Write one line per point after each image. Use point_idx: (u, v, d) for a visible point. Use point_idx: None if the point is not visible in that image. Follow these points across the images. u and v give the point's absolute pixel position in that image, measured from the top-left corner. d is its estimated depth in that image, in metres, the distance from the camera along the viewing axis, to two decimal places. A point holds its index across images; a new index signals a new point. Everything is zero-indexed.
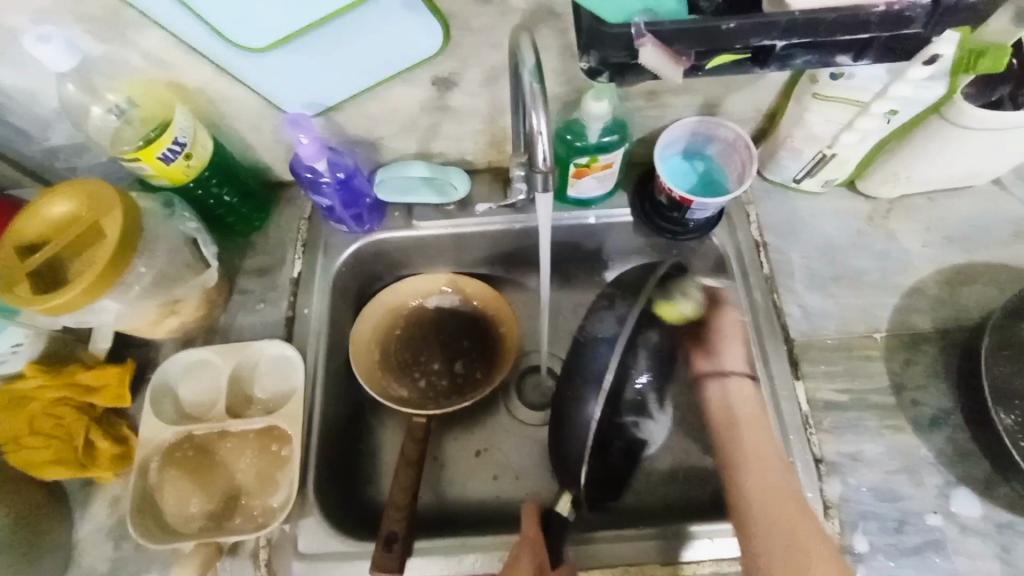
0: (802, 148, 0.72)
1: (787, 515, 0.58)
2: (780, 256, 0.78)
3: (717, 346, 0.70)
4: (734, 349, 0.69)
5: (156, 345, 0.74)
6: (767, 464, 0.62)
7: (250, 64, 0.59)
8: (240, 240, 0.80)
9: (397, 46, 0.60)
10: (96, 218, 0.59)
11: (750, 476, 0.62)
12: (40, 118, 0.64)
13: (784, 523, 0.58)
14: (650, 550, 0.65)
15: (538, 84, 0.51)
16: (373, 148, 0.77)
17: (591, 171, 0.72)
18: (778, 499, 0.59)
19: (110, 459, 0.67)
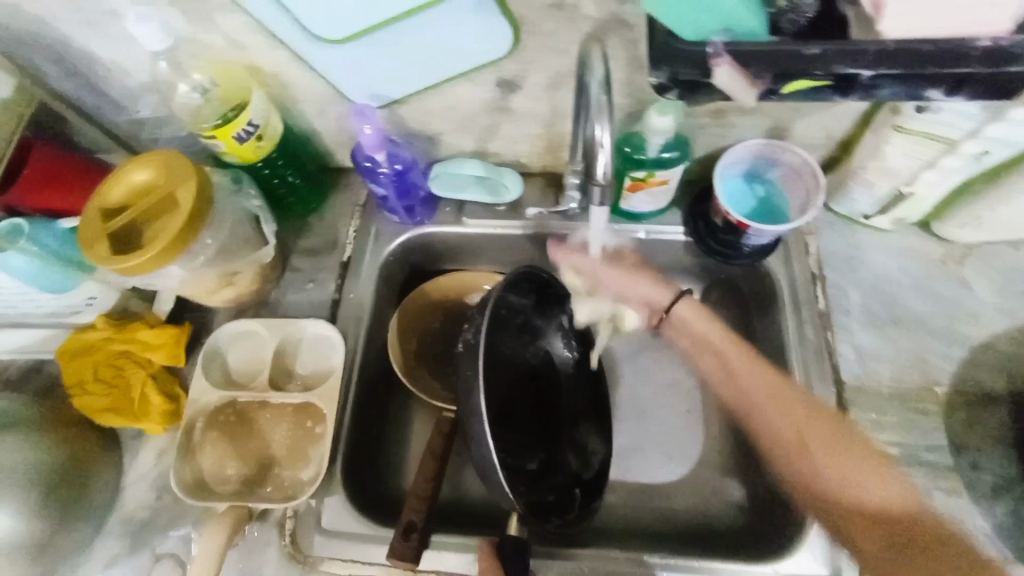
0: (874, 181, 0.68)
1: (822, 446, 0.64)
2: (838, 292, 0.74)
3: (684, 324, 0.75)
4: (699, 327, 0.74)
5: (212, 312, 0.78)
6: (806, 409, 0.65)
7: (325, 54, 0.61)
8: (297, 220, 0.83)
9: (467, 45, 0.61)
10: (172, 188, 0.63)
11: (768, 414, 0.67)
12: (133, 91, 0.69)
13: (831, 446, 0.64)
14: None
15: (605, 95, 0.50)
16: (431, 142, 0.78)
17: (648, 186, 0.71)
18: (827, 438, 0.64)
19: (161, 414, 0.71)
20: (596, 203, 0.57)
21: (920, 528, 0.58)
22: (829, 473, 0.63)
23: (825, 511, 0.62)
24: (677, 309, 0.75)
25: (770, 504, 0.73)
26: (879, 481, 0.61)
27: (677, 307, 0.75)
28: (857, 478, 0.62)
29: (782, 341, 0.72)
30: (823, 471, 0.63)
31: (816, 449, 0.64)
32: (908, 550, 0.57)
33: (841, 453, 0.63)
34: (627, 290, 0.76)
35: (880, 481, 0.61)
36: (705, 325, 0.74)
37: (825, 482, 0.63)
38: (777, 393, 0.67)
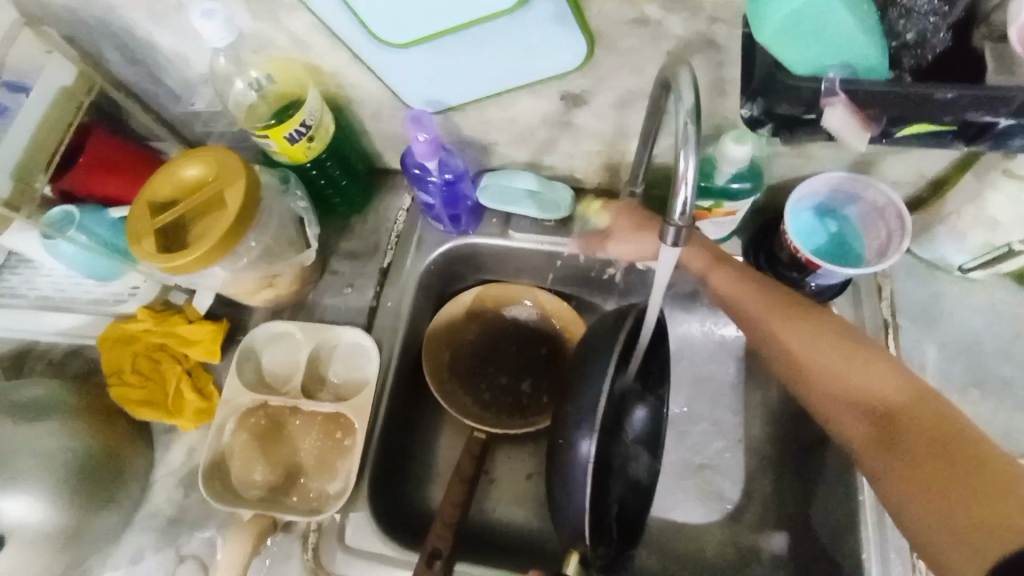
0: (968, 229, 0.62)
1: (801, 340, 0.62)
2: (913, 345, 0.68)
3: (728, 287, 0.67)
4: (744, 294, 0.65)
5: (249, 311, 0.77)
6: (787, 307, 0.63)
7: (387, 58, 0.58)
8: (340, 221, 0.81)
9: (537, 59, 0.57)
10: (222, 186, 0.61)
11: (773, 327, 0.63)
12: (189, 83, 0.68)
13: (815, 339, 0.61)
14: None
15: (694, 125, 0.44)
16: (484, 151, 0.75)
17: (713, 216, 0.66)
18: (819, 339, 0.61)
19: (194, 412, 0.71)
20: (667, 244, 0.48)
21: (932, 422, 0.53)
22: (827, 365, 0.60)
23: (833, 406, 0.59)
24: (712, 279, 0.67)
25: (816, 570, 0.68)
26: (879, 377, 0.58)
27: (712, 275, 0.67)
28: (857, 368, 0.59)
29: None
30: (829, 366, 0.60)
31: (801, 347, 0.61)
32: (921, 451, 0.52)
33: (826, 339, 0.61)
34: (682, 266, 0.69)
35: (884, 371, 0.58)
36: (750, 294, 0.65)
37: (836, 384, 0.59)
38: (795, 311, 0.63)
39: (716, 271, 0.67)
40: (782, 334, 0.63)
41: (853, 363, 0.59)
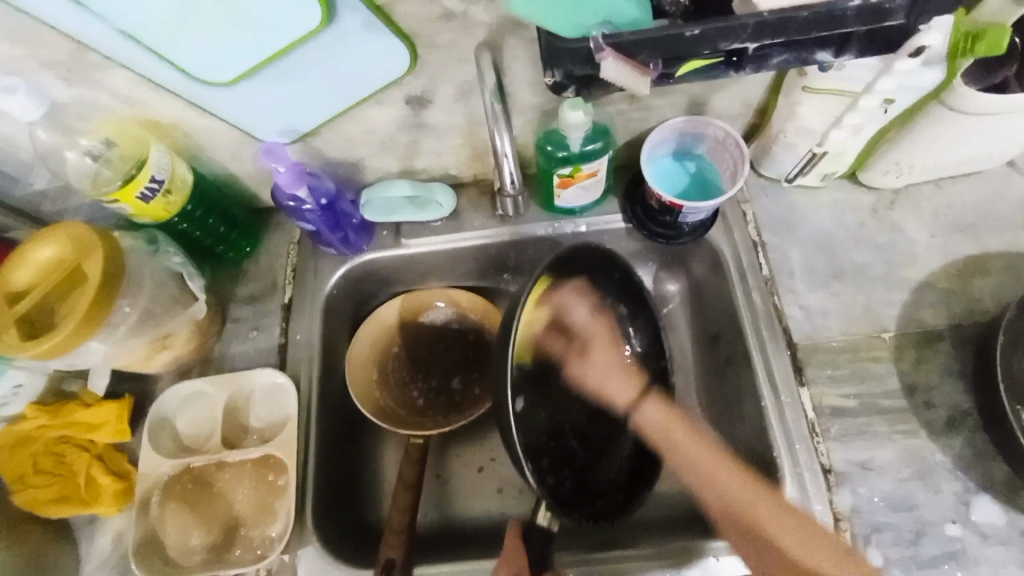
0: (795, 144, 0.69)
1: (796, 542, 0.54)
2: (780, 255, 0.75)
3: (605, 376, 0.66)
4: (604, 360, 0.67)
5: (154, 379, 0.75)
6: (704, 446, 0.60)
7: (222, 98, 0.59)
8: (230, 269, 0.80)
9: (365, 68, 0.59)
10: (79, 260, 0.59)
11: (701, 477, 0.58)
12: (25, 161, 0.65)
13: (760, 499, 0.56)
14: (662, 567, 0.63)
15: (498, 103, 0.54)
16: (355, 169, 0.76)
17: (577, 180, 0.70)
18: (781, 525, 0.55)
19: (114, 494, 0.68)
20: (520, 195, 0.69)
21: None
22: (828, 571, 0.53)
23: None
24: (646, 413, 0.64)
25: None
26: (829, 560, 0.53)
27: (594, 356, 0.67)
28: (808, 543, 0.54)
29: (733, 313, 0.73)
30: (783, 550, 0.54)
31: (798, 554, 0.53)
32: None
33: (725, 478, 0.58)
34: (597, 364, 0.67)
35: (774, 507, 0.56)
36: (688, 428, 0.61)
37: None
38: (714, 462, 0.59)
39: (645, 404, 0.64)
40: (690, 453, 0.60)
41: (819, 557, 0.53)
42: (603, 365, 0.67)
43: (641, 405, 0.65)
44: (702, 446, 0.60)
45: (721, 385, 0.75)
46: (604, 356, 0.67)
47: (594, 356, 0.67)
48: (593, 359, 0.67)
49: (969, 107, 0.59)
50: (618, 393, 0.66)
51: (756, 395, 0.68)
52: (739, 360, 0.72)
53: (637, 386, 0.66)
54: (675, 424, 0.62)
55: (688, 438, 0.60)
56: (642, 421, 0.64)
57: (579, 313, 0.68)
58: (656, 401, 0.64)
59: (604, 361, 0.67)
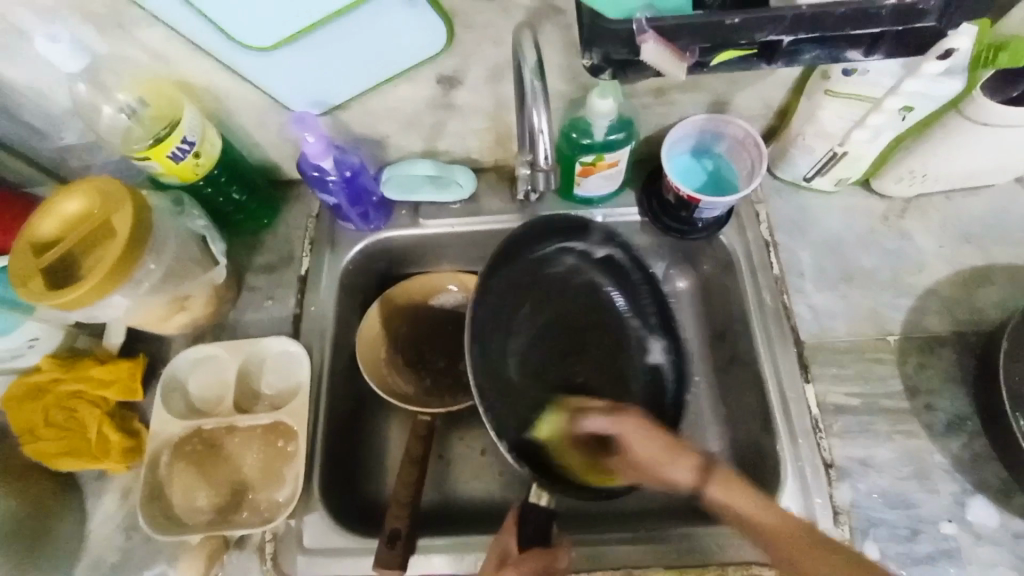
0: (813, 146, 0.70)
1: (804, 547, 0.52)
2: (791, 256, 0.76)
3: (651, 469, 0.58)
4: (669, 466, 0.57)
5: (167, 341, 0.76)
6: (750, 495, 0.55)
7: (258, 63, 0.60)
8: (248, 238, 0.81)
9: (402, 43, 0.60)
10: (108, 214, 0.60)
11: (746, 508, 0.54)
12: (57, 116, 0.66)
13: (763, 507, 0.54)
14: (656, 551, 0.64)
15: (538, 81, 0.55)
16: (379, 146, 0.77)
17: (598, 169, 0.72)
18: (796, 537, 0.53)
19: (121, 451, 0.68)
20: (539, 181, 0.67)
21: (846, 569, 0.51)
22: (776, 520, 0.54)
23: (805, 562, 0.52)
24: (708, 494, 0.56)
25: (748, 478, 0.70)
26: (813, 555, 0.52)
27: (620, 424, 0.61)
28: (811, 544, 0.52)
29: (744, 310, 0.74)
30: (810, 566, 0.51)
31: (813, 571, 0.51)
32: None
33: (749, 503, 0.55)
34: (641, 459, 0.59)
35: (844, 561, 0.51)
36: (735, 490, 0.55)
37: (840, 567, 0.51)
38: (769, 510, 0.54)
39: (713, 479, 0.56)
40: (752, 510, 0.54)
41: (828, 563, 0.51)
42: (645, 451, 0.58)
43: (702, 488, 0.56)
44: (739, 491, 0.55)
45: (725, 380, 0.77)
46: (660, 446, 0.58)
47: (654, 439, 0.59)
48: (635, 461, 0.59)
49: (986, 117, 0.61)
50: (678, 476, 0.57)
51: (762, 389, 0.70)
52: (746, 355, 0.73)
53: (694, 460, 0.57)
54: (735, 487, 0.56)
55: (724, 487, 0.56)
56: (709, 500, 0.56)
57: (597, 419, 0.63)
58: (721, 478, 0.56)
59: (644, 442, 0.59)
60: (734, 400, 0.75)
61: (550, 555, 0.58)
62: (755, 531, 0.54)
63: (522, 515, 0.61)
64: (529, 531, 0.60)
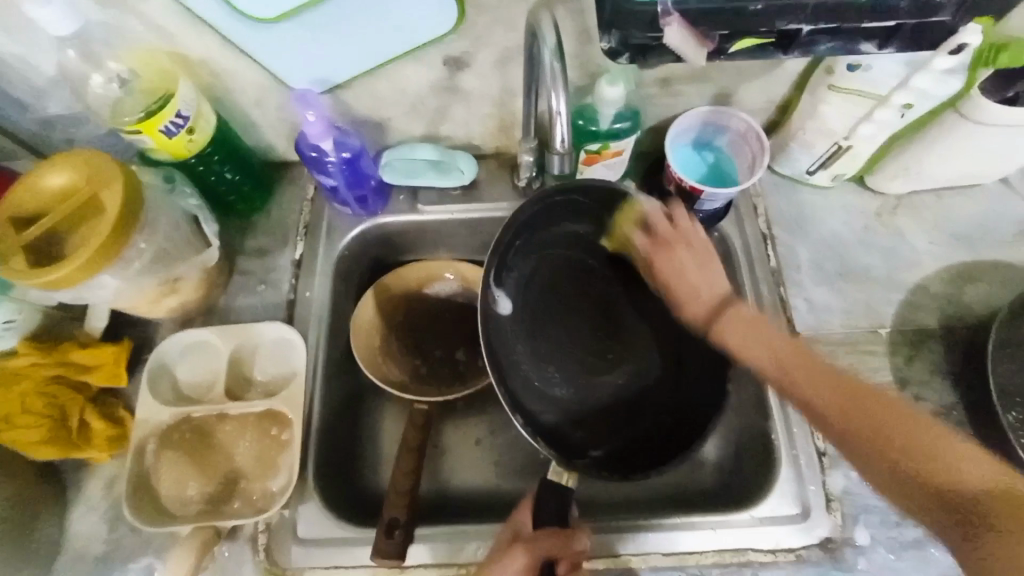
0: (813, 141, 0.71)
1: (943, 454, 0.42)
2: (788, 250, 0.77)
3: (673, 269, 0.59)
4: (673, 257, 0.59)
5: (154, 326, 0.73)
6: (838, 379, 0.48)
7: (261, 38, 0.59)
8: (240, 221, 0.78)
9: (412, 22, 0.59)
10: (95, 189, 0.57)
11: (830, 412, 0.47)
12: (40, 87, 0.63)
13: (864, 407, 0.46)
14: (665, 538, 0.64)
15: (558, 62, 0.53)
16: (379, 128, 0.75)
17: (602, 158, 0.72)
18: (903, 421, 0.44)
19: (105, 440, 0.66)
20: (557, 170, 0.64)
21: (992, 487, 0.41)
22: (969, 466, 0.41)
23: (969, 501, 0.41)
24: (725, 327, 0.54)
25: (753, 452, 0.70)
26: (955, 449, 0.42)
27: (659, 254, 0.61)
28: (900, 422, 0.44)
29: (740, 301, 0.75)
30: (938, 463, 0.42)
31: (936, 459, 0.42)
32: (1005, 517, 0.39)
33: (845, 397, 0.47)
34: (673, 283, 0.59)
35: (960, 443, 0.43)
36: (795, 353, 0.51)
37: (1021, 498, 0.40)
38: (860, 395, 0.46)
39: (726, 314, 0.55)
40: (827, 399, 0.47)
41: (933, 437, 0.43)
42: (668, 271, 0.59)
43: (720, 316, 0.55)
44: (790, 352, 0.51)
45: None
46: (678, 262, 0.59)
47: (676, 253, 0.59)
48: (658, 240, 0.61)
49: (983, 116, 0.62)
50: (690, 299, 0.57)
51: (758, 380, 0.71)
52: None
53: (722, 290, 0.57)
54: (780, 344, 0.52)
55: (811, 375, 0.49)
56: (721, 331, 0.54)
57: (638, 237, 0.64)
58: (733, 309, 0.55)
59: (665, 261, 0.60)
60: None
61: (564, 536, 0.57)
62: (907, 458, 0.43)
63: (541, 493, 0.60)
64: (546, 511, 0.59)
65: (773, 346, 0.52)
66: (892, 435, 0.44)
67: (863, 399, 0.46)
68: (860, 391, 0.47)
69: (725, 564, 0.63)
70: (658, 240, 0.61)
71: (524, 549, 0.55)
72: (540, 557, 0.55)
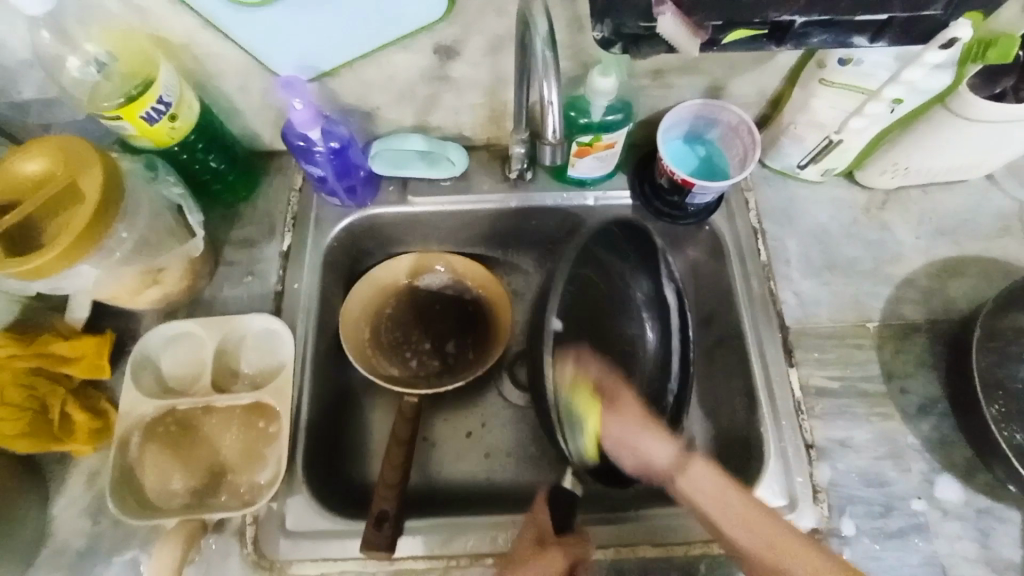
0: (804, 135, 0.71)
1: (793, 556, 0.52)
2: (778, 244, 0.78)
3: (636, 448, 0.60)
4: (622, 426, 0.61)
5: (137, 317, 0.71)
6: (746, 503, 0.55)
7: (248, 22, 0.57)
8: (225, 211, 0.76)
9: (401, 7, 0.58)
10: (73, 175, 0.56)
11: (752, 543, 0.54)
12: (16, 69, 0.61)
13: (762, 521, 0.55)
14: (651, 530, 0.65)
15: (550, 51, 0.53)
16: (368, 118, 0.74)
17: (594, 150, 0.71)
18: (780, 536, 0.53)
19: (87, 433, 0.64)
20: (547, 161, 0.64)
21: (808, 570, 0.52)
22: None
23: None
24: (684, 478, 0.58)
25: (738, 449, 0.72)
26: (806, 561, 0.52)
27: (617, 412, 0.62)
28: (776, 545, 0.53)
29: (731, 295, 0.75)
30: (757, 542, 0.54)
31: (790, 560, 0.52)
32: None
33: (778, 530, 0.54)
34: (626, 437, 0.61)
35: (814, 562, 0.52)
36: (716, 484, 0.57)
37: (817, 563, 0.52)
38: (749, 512, 0.55)
39: (689, 462, 0.58)
40: (738, 507, 0.55)
41: (794, 545, 0.53)
42: (618, 430, 0.61)
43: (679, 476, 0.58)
44: (716, 488, 0.57)
45: (709, 364, 0.78)
46: (642, 416, 0.61)
47: (635, 406, 0.62)
48: (621, 416, 0.61)
49: (971, 112, 0.63)
50: (655, 452, 0.60)
51: (748, 374, 0.72)
52: (734, 340, 0.74)
53: (674, 440, 0.60)
54: (731, 492, 0.56)
55: (738, 498, 0.56)
56: (689, 484, 0.58)
57: (591, 372, 0.63)
58: (700, 458, 0.58)
59: (620, 424, 0.61)
60: (716, 382, 0.77)
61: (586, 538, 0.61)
62: (786, 563, 0.52)
63: (555, 499, 0.63)
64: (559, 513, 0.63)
65: (723, 487, 0.56)
66: (775, 554, 0.53)
67: (788, 545, 0.53)
68: (793, 532, 0.54)
69: (714, 555, 0.64)
70: (608, 396, 0.63)
71: (562, 549, 0.58)
72: (570, 557, 0.58)
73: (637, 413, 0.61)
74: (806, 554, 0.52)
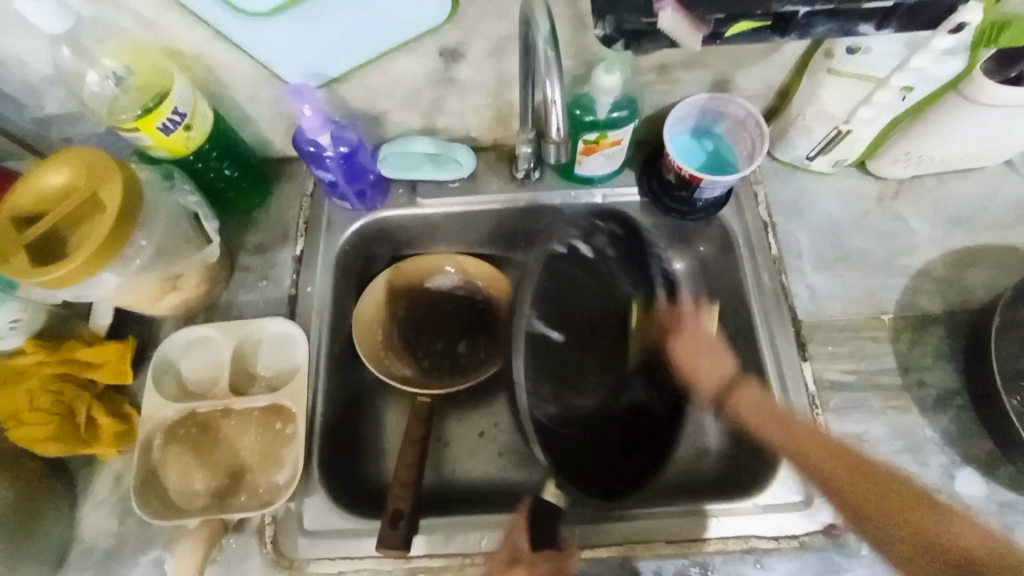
0: (813, 126, 0.71)
1: (914, 515, 0.54)
2: (789, 237, 0.77)
3: (692, 354, 0.71)
4: (706, 361, 0.70)
5: (157, 323, 0.74)
6: (840, 462, 0.59)
7: (257, 33, 0.59)
8: (240, 218, 0.78)
9: (404, 12, 0.59)
10: (95, 187, 0.58)
11: (868, 504, 0.56)
12: (38, 85, 0.63)
13: (867, 481, 0.58)
14: (661, 526, 0.65)
15: (552, 50, 0.53)
16: (377, 122, 0.75)
17: (601, 148, 0.71)
18: (892, 495, 0.56)
19: (112, 435, 0.66)
20: (553, 160, 0.64)
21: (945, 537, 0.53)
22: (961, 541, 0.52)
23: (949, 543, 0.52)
24: (730, 405, 0.67)
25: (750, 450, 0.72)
26: (947, 529, 0.53)
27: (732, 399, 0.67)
28: (907, 515, 0.55)
29: (742, 290, 0.75)
30: (936, 526, 0.53)
31: (913, 522, 0.54)
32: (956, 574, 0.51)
33: (896, 494, 0.56)
34: (687, 356, 0.71)
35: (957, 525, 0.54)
36: (782, 423, 0.63)
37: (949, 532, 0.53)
38: (865, 475, 0.58)
39: (736, 391, 0.67)
40: (845, 488, 0.58)
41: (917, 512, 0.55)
42: (682, 351, 0.71)
43: (727, 395, 0.68)
44: (815, 439, 0.61)
45: None
46: (706, 337, 0.71)
47: (699, 334, 0.72)
48: (675, 321, 0.74)
49: (985, 97, 0.62)
50: (705, 373, 0.69)
51: (762, 369, 0.71)
52: (745, 335, 0.74)
53: (729, 364, 0.70)
54: (791, 424, 0.63)
55: (845, 476, 0.58)
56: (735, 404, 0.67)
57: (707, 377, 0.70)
58: (745, 386, 0.68)
59: (682, 346, 0.72)
60: None
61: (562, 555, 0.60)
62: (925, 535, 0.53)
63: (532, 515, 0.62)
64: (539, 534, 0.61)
65: (791, 430, 0.62)
66: (900, 507, 0.55)
67: (903, 507, 0.55)
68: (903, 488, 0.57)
69: (730, 552, 0.63)
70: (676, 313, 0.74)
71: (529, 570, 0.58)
72: None
73: (712, 369, 0.69)
74: (927, 515, 0.54)
